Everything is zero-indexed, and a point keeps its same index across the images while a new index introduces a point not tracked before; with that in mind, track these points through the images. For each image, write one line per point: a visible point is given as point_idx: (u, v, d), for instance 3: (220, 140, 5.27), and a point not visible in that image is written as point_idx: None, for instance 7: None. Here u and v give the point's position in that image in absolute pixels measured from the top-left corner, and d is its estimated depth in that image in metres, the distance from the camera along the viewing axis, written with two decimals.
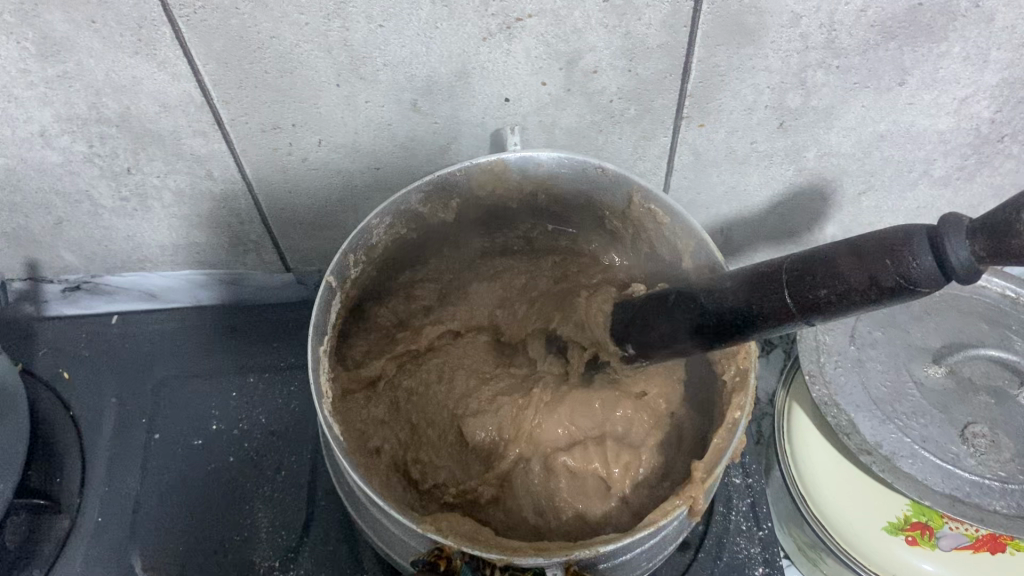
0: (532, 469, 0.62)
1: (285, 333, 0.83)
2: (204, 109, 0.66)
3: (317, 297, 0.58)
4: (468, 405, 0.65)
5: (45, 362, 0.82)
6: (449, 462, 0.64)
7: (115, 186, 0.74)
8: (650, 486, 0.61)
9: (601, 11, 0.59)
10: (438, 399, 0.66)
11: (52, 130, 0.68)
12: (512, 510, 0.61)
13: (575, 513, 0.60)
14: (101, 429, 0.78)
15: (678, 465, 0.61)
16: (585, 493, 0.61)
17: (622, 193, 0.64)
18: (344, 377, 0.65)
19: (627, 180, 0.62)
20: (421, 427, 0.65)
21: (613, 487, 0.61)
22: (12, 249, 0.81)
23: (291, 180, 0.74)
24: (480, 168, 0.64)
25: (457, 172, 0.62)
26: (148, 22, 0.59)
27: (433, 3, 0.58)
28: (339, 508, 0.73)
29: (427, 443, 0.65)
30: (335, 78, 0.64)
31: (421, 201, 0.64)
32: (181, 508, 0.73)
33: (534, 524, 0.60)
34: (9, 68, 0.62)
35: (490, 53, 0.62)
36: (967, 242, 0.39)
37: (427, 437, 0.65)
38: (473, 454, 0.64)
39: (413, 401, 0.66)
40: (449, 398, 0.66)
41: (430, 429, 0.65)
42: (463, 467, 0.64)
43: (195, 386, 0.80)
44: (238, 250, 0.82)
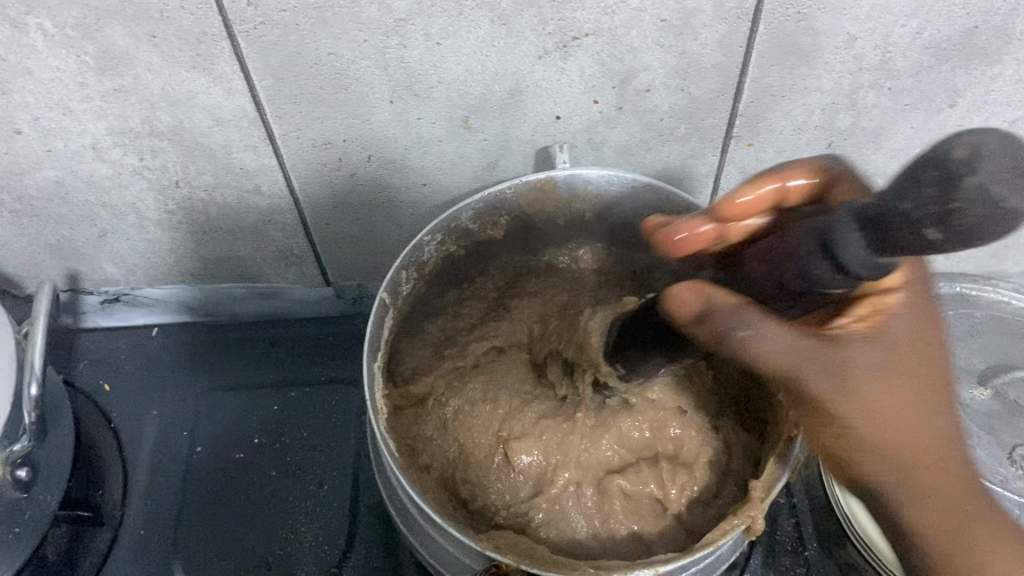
0: (584, 495, 0.63)
1: (326, 348, 0.84)
2: (257, 124, 0.67)
3: (372, 312, 0.59)
4: (516, 424, 0.66)
5: (87, 375, 0.82)
6: (499, 483, 0.64)
7: (162, 200, 0.75)
8: (704, 505, 0.62)
9: (659, 31, 0.59)
10: (489, 420, 0.67)
11: (104, 143, 0.69)
12: (569, 532, 0.62)
13: (631, 533, 0.62)
14: (142, 442, 0.78)
15: (730, 485, 0.62)
16: (640, 514, 0.62)
17: None
18: (395, 394, 0.66)
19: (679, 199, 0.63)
20: (469, 446, 0.65)
21: (668, 507, 0.62)
22: (55, 261, 0.81)
23: (338, 195, 0.74)
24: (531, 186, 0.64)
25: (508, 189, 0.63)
26: (208, 38, 0.60)
27: (492, 21, 0.58)
28: (383, 524, 0.73)
29: (475, 463, 0.65)
30: (389, 95, 0.64)
31: (472, 218, 0.65)
32: (223, 522, 0.73)
33: (588, 545, 0.61)
34: (68, 81, 0.63)
35: (545, 71, 0.62)
36: (868, 233, 0.35)
37: (476, 457, 0.65)
38: (523, 474, 0.64)
39: (461, 420, 0.67)
40: (503, 416, 0.66)
41: (478, 449, 0.65)
42: (513, 487, 0.64)
43: (237, 400, 0.80)
44: (280, 264, 0.83)
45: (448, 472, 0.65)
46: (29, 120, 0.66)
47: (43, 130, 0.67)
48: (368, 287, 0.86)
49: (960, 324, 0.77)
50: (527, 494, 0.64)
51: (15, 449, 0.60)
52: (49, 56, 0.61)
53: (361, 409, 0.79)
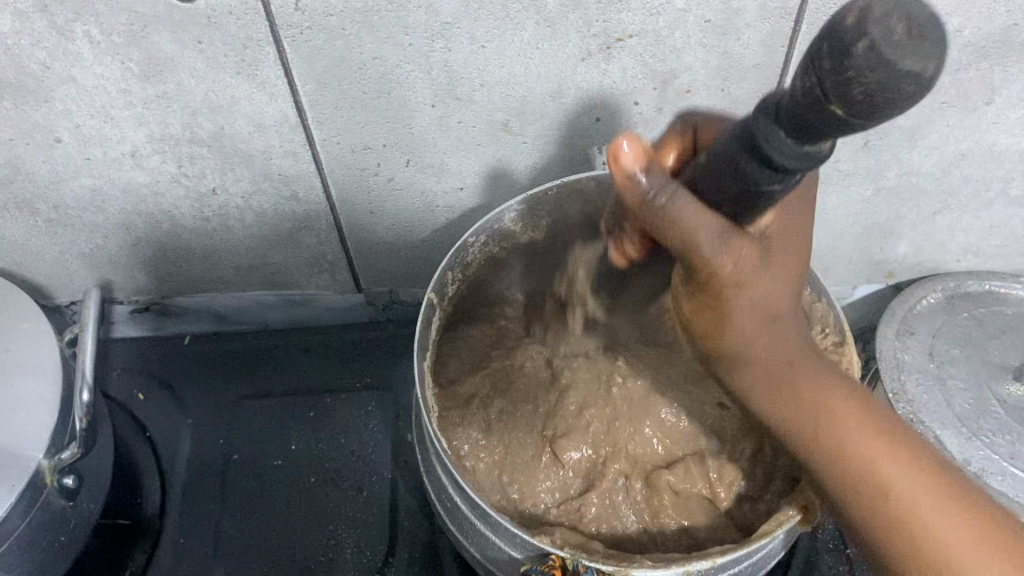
0: (632, 489, 0.65)
1: (359, 353, 0.84)
2: (298, 129, 0.67)
3: (421, 312, 0.63)
4: (560, 422, 0.66)
5: (120, 385, 0.82)
6: (546, 480, 0.65)
7: (198, 207, 0.75)
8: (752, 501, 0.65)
9: (702, 31, 0.60)
10: (533, 405, 0.68)
11: (143, 150, 0.69)
12: (620, 527, 0.63)
13: (680, 527, 0.63)
14: (178, 449, 0.78)
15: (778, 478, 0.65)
16: (689, 509, 0.64)
17: None
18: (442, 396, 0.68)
19: None
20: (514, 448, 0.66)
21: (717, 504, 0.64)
22: (88, 269, 0.81)
23: (374, 199, 0.75)
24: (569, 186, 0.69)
25: (548, 190, 0.68)
26: (254, 43, 0.60)
27: (537, 23, 0.59)
28: (425, 528, 0.73)
29: (520, 463, 0.66)
30: (431, 99, 0.65)
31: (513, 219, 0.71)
32: (264, 528, 0.72)
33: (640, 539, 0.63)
34: (111, 88, 0.63)
35: (587, 73, 0.63)
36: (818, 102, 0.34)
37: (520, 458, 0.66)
38: (569, 471, 0.65)
39: (503, 420, 0.67)
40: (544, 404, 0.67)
41: (522, 449, 0.66)
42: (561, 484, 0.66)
43: (272, 406, 0.80)
44: (312, 271, 0.83)
45: (500, 459, 0.66)
46: (69, 128, 0.67)
47: (84, 138, 0.67)
48: (399, 293, 0.86)
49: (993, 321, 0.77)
50: (577, 489, 0.65)
51: (63, 457, 0.60)
52: (94, 63, 0.61)
53: (397, 414, 0.79)
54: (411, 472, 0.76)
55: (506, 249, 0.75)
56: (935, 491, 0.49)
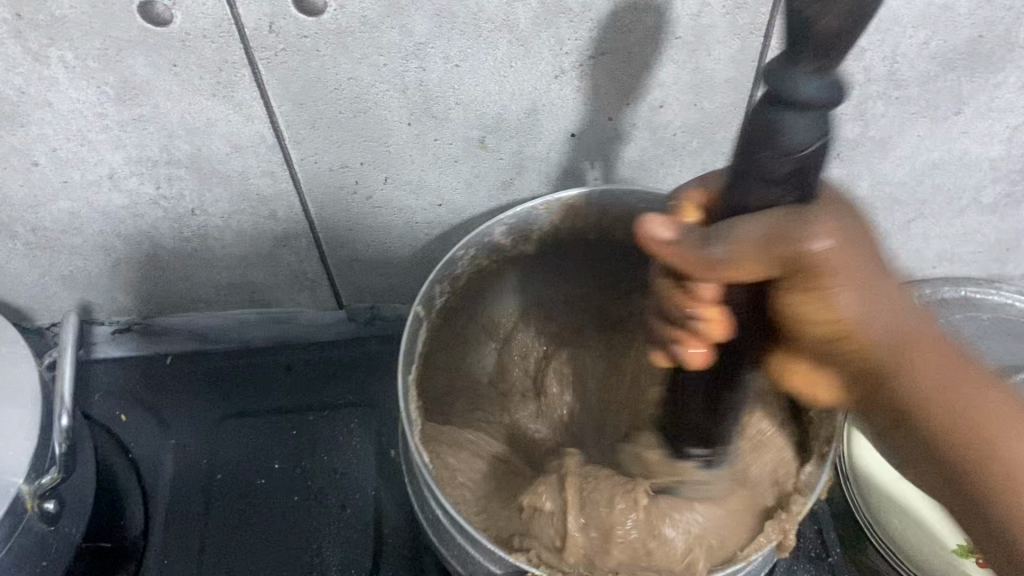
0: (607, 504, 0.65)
1: (341, 371, 0.84)
2: (275, 150, 0.67)
3: (406, 325, 0.62)
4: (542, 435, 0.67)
5: (102, 406, 0.82)
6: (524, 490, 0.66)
7: (177, 227, 0.75)
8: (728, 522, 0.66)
9: (673, 48, 0.60)
10: None
11: (121, 173, 0.69)
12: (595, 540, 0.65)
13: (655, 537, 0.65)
14: (161, 470, 0.77)
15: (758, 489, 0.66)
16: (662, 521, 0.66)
17: None
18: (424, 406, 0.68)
19: None
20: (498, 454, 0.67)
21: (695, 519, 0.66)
22: (68, 291, 0.81)
23: (353, 217, 0.75)
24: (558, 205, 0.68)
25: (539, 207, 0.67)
26: (229, 65, 0.60)
27: (510, 42, 0.59)
28: (408, 545, 0.73)
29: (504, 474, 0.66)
30: (407, 117, 0.65)
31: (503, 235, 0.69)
32: (247, 548, 0.73)
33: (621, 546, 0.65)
34: (87, 112, 0.63)
35: (561, 90, 0.63)
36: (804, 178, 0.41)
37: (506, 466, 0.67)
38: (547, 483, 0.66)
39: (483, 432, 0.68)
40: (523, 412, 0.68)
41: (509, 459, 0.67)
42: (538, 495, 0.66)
43: (256, 425, 0.80)
44: (293, 289, 0.83)
45: (489, 501, 0.66)
46: (46, 151, 0.67)
47: (61, 161, 0.68)
48: (381, 309, 0.86)
49: None
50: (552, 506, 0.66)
51: (43, 481, 0.60)
52: (69, 87, 0.61)
53: (380, 431, 0.79)
54: (396, 489, 0.76)
55: (495, 266, 0.74)
56: (948, 370, 0.44)
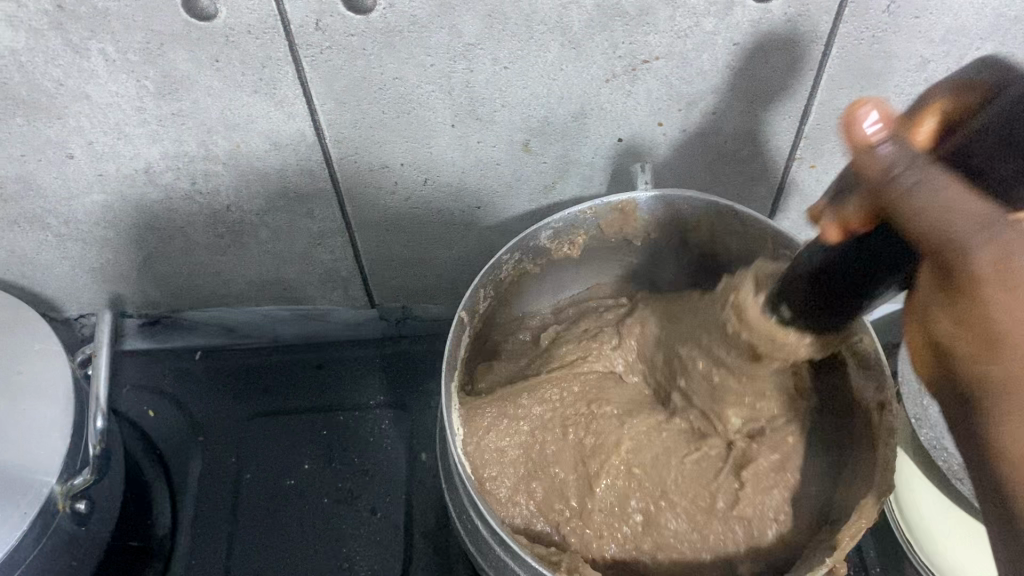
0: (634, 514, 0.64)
1: (372, 369, 0.83)
2: (315, 148, 0.66)
3: (451, 331, 0.62)
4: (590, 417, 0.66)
5: (130, 401, 0.81)
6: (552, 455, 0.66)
7: (211, 222, 0.73)
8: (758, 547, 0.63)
9: (730, 54, 0.58)
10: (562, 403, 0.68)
11: (157, 167, 0.68)
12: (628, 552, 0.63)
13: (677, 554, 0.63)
14: (189, 466, 0.77)
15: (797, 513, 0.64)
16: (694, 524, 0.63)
17: (757, 240, 0.66)
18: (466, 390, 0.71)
19: (763, 229, 0.65)
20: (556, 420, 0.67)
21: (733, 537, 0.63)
22: (97, 283, 0.80)
23: (391, 218, 0.74)
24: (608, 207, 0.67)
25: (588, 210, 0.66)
26: (273, 62, 0.59)
27: (562, 45, 0.58)
28: (440, 551, 0.72)
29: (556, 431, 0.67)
30: (451, 119, 0.64)
31: (550, 238, 0.69)
32: (275, 549, 0.72)
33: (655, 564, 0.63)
34: (126, 106, 0.62)
35: (611, 95, 0.62)
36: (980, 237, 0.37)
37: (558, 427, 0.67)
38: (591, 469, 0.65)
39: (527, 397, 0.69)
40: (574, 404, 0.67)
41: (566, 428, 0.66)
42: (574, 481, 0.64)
43: (287, 424, 0.79)
44: (325, 286, 0.82)
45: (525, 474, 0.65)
46: (82, 144, 0.65)
47: (96, 154, 0.66)
48: (412, 309, 0.85)
49: None
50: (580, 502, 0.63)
51: (75, 483, 0.59)
52: (108, 80, 0.60)
53: (411, 434, 0.78)
54: (427, 494, 0.75)
55: (539, 267, 0.73)
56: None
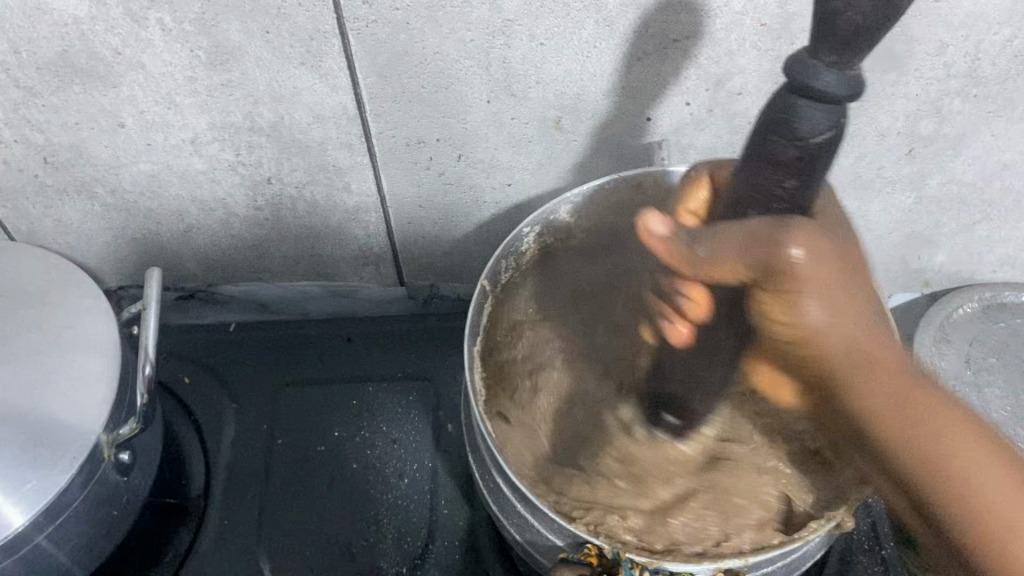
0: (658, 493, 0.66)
1: (401, 343, 0.85)
2: (355, 122, 0.69)
3: (479, 295, 0.65)
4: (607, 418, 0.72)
5: (167, 368, 0.83)
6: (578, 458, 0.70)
7: (252, 195, 0.76)
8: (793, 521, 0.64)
9: (757, 35, 0.61)
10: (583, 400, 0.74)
11: (204, 137, 0.71)
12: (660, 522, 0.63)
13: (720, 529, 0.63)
14: (223, 431, 0.79)
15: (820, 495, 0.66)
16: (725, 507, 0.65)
17: None
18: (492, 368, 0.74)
19: None
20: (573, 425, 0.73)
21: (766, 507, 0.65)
22: (139, 254, 0.83)
23: (424, 193, 0.76)
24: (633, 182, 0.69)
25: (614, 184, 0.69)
26: (320, 34, 0.62)
27: (596, 22, 0.60)
28: (464, 515, 0.74)
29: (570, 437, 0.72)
30: (487, 94, 0.66)
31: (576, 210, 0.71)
32: (304, 510, 0.74)
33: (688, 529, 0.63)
34: (178, 76, 0.65)
35: (641, 73, 0.64)
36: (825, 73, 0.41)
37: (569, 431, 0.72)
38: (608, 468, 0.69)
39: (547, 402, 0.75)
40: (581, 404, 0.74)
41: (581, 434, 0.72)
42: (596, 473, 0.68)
43: (316, 393, 0.81)
44: (357, 262, 0.85)
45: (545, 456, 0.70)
46: (134, 113, 0.68)
47: (146, 123, 0.69)
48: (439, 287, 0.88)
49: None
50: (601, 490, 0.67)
51: (121, 433, 0.62)
52: (163, 50, 0.63)
53: (437, 406, 0.81)
54: (452, 463, 0.77)
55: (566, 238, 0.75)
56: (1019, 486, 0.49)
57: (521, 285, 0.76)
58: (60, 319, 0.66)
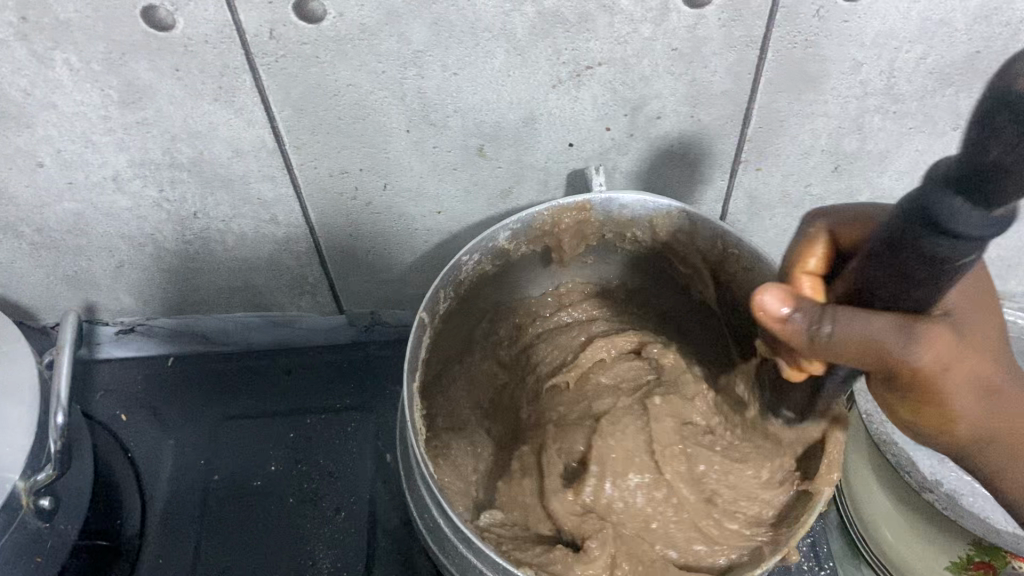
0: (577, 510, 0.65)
1: (342, 372, 0.85)
2: (276, 155, 0.68)
3: (412, 330, 0.64)
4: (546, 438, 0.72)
5: (104, 406, 0.83)
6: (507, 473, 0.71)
7: (180, 230, 0.76)
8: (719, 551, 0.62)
9: (669, 59, 0.61)
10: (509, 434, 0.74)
11: (125, 174, 0.70)
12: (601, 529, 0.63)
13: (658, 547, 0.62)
14: (160, 469, 0.78)
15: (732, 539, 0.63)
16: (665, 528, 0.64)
17: (703, 235, 0.69)
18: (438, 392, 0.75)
19: (707, 224, 0.68)
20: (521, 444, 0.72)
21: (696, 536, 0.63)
22: (73, 291, 0.83)
23: (354, 223, 0.76)
24: (560, 207, 0.69)
25: (539, 212, 0.68)
26: (230, 70, 0.61)
27: (507, 51, 0.60)
28: (401, 547, 0.73)
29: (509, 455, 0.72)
30: (407, 125, 0.66)
31: (508, 239, 0.71)
32: (243, 547, 0.73)
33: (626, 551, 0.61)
34: (91, 114, 0.64)
35: (558, 99, 0.64)
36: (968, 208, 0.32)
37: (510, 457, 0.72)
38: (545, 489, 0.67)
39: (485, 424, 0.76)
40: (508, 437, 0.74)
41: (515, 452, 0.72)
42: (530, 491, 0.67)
43: (254, 427, 0.81)
44: (293, 292, 0.84)
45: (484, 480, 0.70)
46: (51, 153, 0.68)
47: (65, 162, 0.69)
48: (381, 314, 0.87)
49: None
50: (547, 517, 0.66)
51: (38, 478, 0.61)
52: (73, 90, 0.62)
53: (377, 435, 0.80)
54: (391, 494, 0.76)
55: (500, 266, 0.75)
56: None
57: (455, 314, 0.74)
58: None
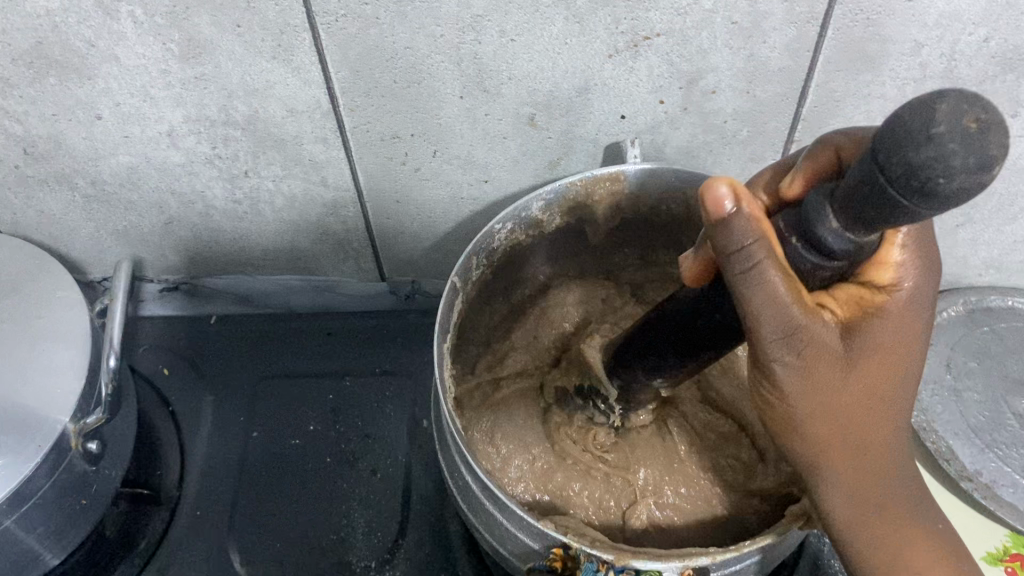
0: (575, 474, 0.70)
1: (380, 337, 0.86)
2: (329, 116, 0.69)
3: (444, 294, 0.64)
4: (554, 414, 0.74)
5: (147, 360, 0.84)
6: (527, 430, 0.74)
7: (230, 188, 0.77)
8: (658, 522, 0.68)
9: (729, 33, 0.60)
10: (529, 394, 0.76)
11: (180, 130, 0.71)
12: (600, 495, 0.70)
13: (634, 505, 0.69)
14: (199, 423, 0.80)
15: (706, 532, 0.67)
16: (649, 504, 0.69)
17: None
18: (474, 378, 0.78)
19: None
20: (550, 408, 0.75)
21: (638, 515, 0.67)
22: (121, 245, 0.84)
23: (401, 189, 0.76)
24: (602, 178, 0.69)
25: (583, 182, 0.68)
26: (291, 29, 0.61)
27: (566, 19, 0.60)
28: (433, 511, 0.74)
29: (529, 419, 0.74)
30: (460, 90, 0.66)
31: (548, 208, 0.71)
32: (278, 504, 0.74)
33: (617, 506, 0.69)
34: (151, 68, 0.65)
35: (614, 70, 0.64)
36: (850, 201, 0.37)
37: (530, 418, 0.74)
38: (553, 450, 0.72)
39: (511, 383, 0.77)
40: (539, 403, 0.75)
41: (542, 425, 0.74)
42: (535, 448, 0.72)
43: (294, 387, 0.82)
44: (337, 257, 0.85)
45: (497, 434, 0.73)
46: (110, 105, 0.69)
47: (123, 115, 0.70)
48: (421, 283, 0.88)
49: (1013, 336, 0.79)
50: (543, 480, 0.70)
51: (89, 421, 0.62)
52: (136, 43, 0.63)
53: (413, 401, 0.81)
54: (427, 459, 0.77)
55: (534, 237, 0.75)
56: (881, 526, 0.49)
57: (486, 285, 0.75)
58: (32, 308, 0.66)
